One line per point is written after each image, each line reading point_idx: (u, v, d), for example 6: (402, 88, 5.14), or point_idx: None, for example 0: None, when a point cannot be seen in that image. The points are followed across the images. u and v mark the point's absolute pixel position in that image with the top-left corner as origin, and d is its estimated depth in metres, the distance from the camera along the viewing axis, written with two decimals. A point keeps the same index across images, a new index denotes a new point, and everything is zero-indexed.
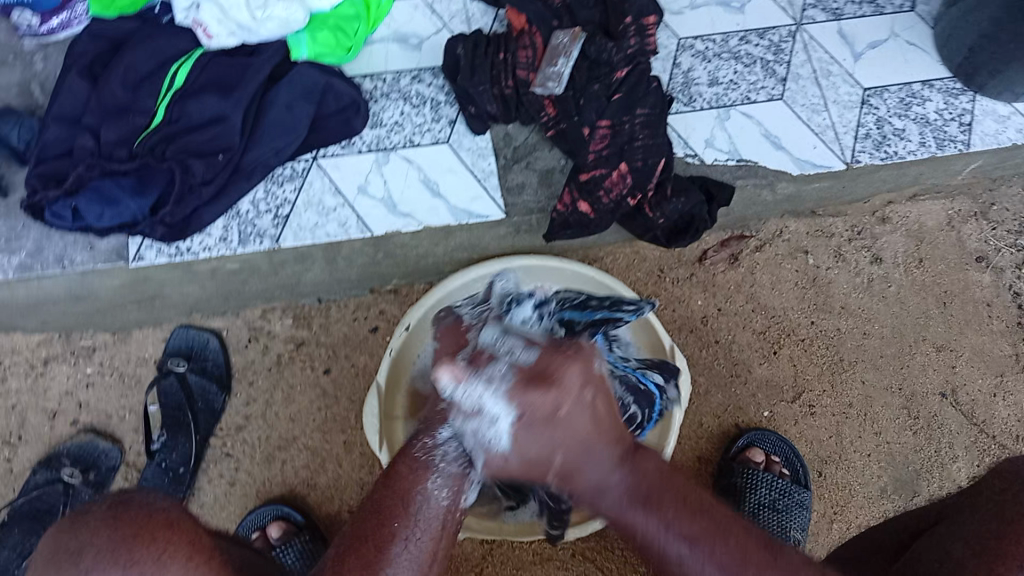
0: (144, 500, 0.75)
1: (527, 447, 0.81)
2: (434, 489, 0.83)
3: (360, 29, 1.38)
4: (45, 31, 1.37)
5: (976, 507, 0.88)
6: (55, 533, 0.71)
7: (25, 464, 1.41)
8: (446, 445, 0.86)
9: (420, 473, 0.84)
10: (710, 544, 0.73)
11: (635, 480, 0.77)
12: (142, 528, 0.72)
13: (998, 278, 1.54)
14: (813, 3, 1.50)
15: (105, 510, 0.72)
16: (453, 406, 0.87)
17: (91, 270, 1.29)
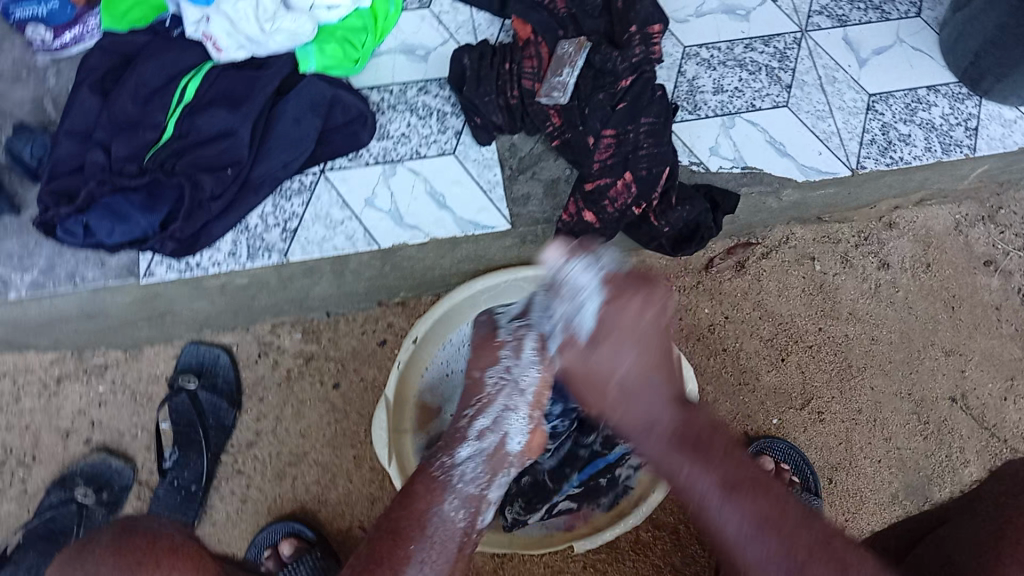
0: (148, 527, 0.83)
1: (585, 379, 0.92)
2: (449, 510, 0.90)
3: (366, 40, 1.39)
4: (58, 46, 1.39)
5: (979, 506, 0.87)
6: (68, 560, 0.79)
7: (39, 485, 1.41)
8: (464, 465, 0.94)
9: (436, 493, 0.91)
10: (747, 501, 0.78)
11: (681, 431, 0.86)
12: (145, 553, 0.79)
13: (1007, 281, 1.54)
14: (818, 10, 1.51)
15: (111, 535, 0.81)
16: (473, 427, 0.97)
17: (104, 287, 1.30)
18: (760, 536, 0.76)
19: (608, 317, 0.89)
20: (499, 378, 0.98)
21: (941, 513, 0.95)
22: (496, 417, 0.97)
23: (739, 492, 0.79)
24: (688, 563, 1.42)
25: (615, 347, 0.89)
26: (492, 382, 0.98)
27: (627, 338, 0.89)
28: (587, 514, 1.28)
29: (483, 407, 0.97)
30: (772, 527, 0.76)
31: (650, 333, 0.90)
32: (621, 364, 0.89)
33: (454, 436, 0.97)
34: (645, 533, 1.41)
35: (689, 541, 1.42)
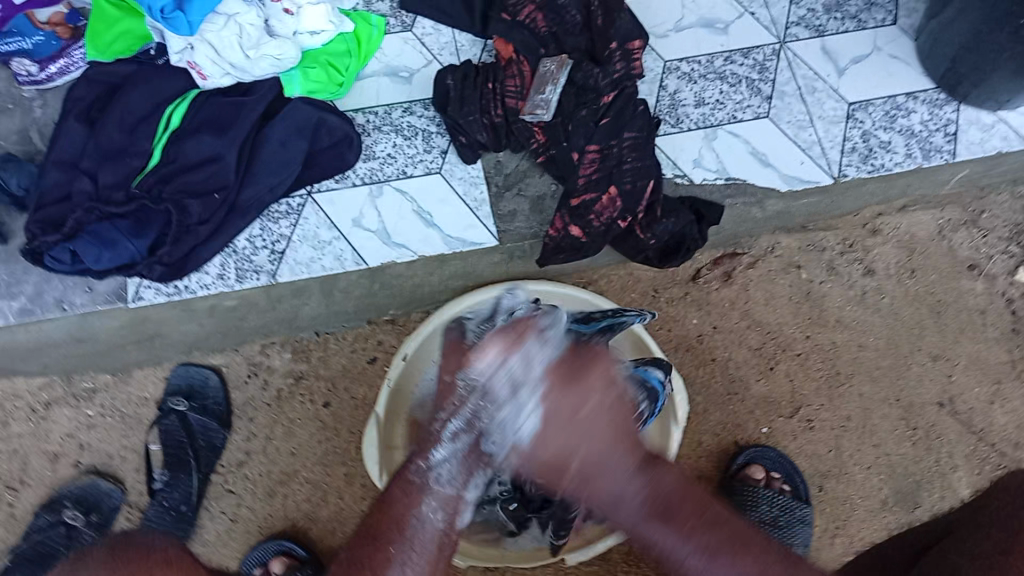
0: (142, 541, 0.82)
1: (544, 465, 0.89)
2: (428, 511, 0.90)
3: (350, 64, 1.40)
4: (44, 78, 1.38)
5: (984, 521, 0.90)
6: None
7: (28, 508, 1.42)
8: (439, 467, 0.93)
9: (414, 496, 0.91)
10: (731, 564, 0.83)
11: (650, 499, 0.87)
12: (137, 567, 0.78)
13: (991, 285, 1.55)
14: (795, 21, 1.51)
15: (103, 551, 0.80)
16: (447, 429, 0.95)
17: (92, 312, 1.31)
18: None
19: (552, 413, 0.88)
20: (471, 382, 0.95)
21: (950, 526, 0.98)
22: (470, 417, 0.94)
23: (726, 558, 0.83)
24: None
25: (569, 450, 0.87)
26: (464, 386, 0.95)
27: (583, 421, 0.87)
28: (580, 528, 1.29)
29: (459, 407, 0.95)
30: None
31: (604, 427, 0.87)
32: (572, 465, 0.87)
33: (430, 438, 0.95)
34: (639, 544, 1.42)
35: None
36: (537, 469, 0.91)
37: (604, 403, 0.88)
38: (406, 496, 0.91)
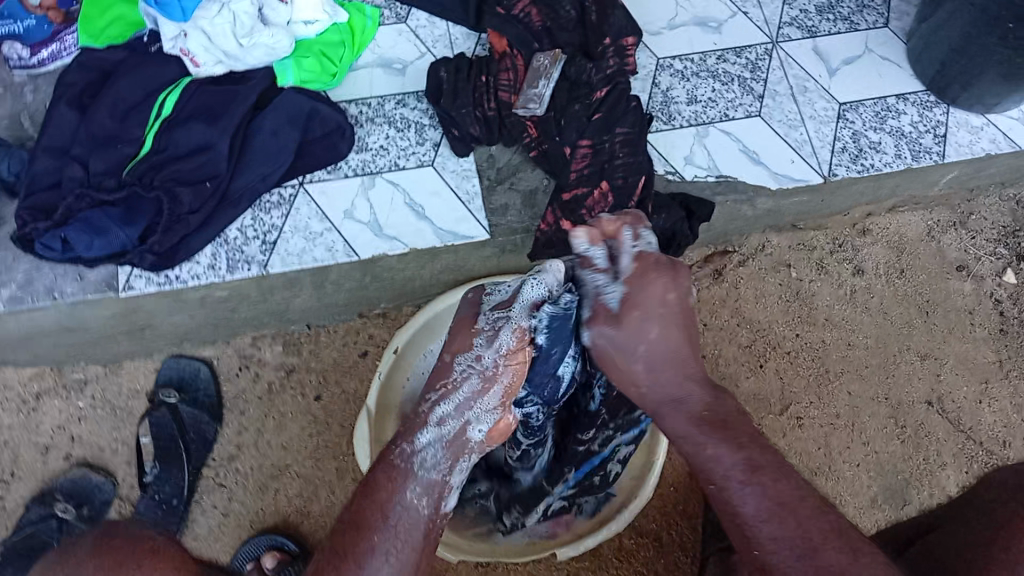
0: (127, 533, 0.81)
1: (618, 357, 0.95)
2: (413, 496, 0.90)
3: (344, 54, 1.42)
4: (35, 62, 1.40)
5: (970, 515, 0.90)
6: (49, 567, 0.76)
7: (19, 500, 1.39)
8: (424, 452, 0.95)
9: (395, 480, 0.91)
10: (771, 484, 0.79)
11: (704, 412, 0.88)
12: (125, 554, 0.77)
13: (979, 285, 1.56)
14: (788, 21, 1.55)
15: (90, 543, 0.79)
16: (435, 411, 0.98)
17: (82, 301, 1.30)
18: (777, 521, 0.76)
19: (631, 296, 0.96)
20: (467, 366, 0.99)
21: (935, 520, 0.98)
22: (459, 403, 0.98)
23: (758, 479, 0.80)
24: (671, 570, 1.42)
25: (632, 338, 0.94)
26: (459, 368, 0.99)
27: (653, 316, 0.94)
28: (569, 522, 1.28)
29: (448, 391, 0.99)
30: (790, 516, 0.76)
31: (670, 338, 0.94)
32: (638, 354, 0.94)
33: (416, 420, 0.98)
34: (628, 539, 1.42)
35: (672, 548, 1.43)
36: (610, 365, 0.97)
37: (674, 292, 0.96)
38: (393, 483, 0.90)
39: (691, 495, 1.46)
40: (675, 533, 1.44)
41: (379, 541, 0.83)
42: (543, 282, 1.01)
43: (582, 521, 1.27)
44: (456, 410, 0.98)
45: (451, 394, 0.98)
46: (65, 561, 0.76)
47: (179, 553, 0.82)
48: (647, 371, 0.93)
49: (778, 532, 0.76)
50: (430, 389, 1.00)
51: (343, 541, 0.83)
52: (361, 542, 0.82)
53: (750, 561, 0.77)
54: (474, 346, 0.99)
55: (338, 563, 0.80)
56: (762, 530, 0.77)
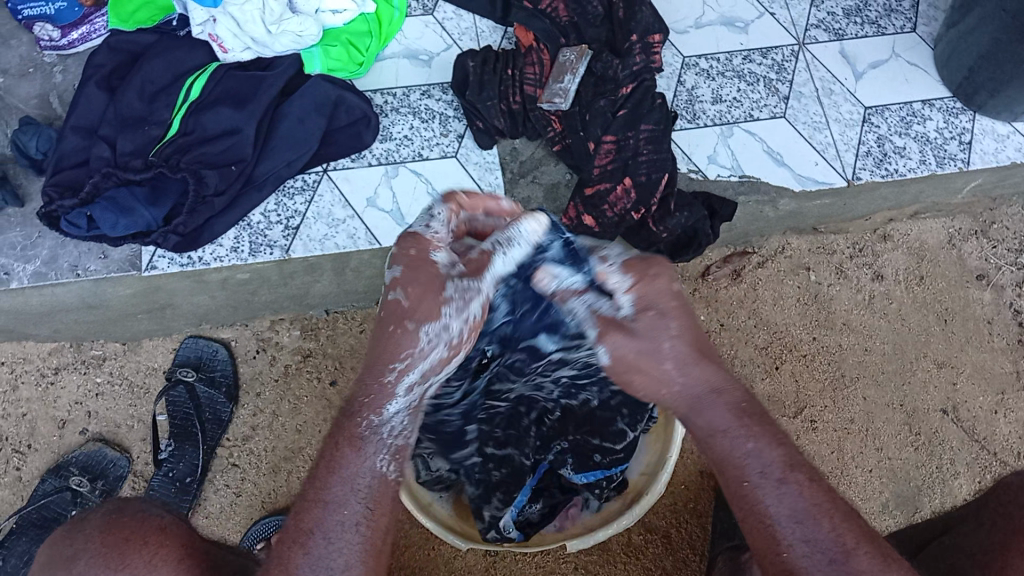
0: (140, 508, 0.83)
1: (641, 365, 0.79)
2: (379, 463, 0.78)
3: (371, 44, 1.42)
4: (65, 44, 1.41)
5: (985, 521, 0.91)
6: (63, 538, 0.80)
7: (34, 472, 1.41)
8: (392, 422, 0.80)
9: (361, 452, 0.77)
10: (801, 490, 0.73)
11: (743, 404, 0.78)
12: (132, 532, 0.79)
13: (998, 295, 1.53)
14: (816, 23, 1.54)
15: (101, 517, 0.81)
16: (401, 382, 0.80)
17: (105, 278, 1.38)
18: (811, 523, 0.71)
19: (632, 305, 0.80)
20: (435, 336, 0.81)
21: (949, 523, 1.00)
22: (424, 371, 0.82)
23: (795, 479, 0.73)
24: (680, 567, 1.42)
25: (660, 343, 0.79)
26: (425, 339, 0.80)
27: (669, 312, 0.80)
28: (575, 515, 1.24)
29: (416, 361, 0.80)
30: (824, 519, 0.71)
31: (690, 331, 0.80)
32: (666, 356, 0.78)
33: (375, 384, 0.80)
34: (638, 536, 1.42)
35: (681, 546, 1.43)
36: (635, 379, 0.81)
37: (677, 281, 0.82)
38: (358, 456, 0.77)
39: (702, 493, 1.46)
40: (685, 531, 1.44)
41: (348, 514, 0.74)
42: (516, 256, 0.88)
43: (587, 517, 1.23)
44: (420, 379, 0.82)
45: (415, 362, 0.81)
46: (76, 535, 0.80)
47: (187, 533, 0.84)
48: (677, 373, 0.79)
49: (811, 535, 0.70)
50: (390, 355, 0.80)
51: (303, 519, 0.74)
52: (320, 516, 0.74)
53: (774, 565, 0.71)
54: (445, 319, 0.81)
55: (304, 541, 0.73)
56: (791, 531, 0.71)
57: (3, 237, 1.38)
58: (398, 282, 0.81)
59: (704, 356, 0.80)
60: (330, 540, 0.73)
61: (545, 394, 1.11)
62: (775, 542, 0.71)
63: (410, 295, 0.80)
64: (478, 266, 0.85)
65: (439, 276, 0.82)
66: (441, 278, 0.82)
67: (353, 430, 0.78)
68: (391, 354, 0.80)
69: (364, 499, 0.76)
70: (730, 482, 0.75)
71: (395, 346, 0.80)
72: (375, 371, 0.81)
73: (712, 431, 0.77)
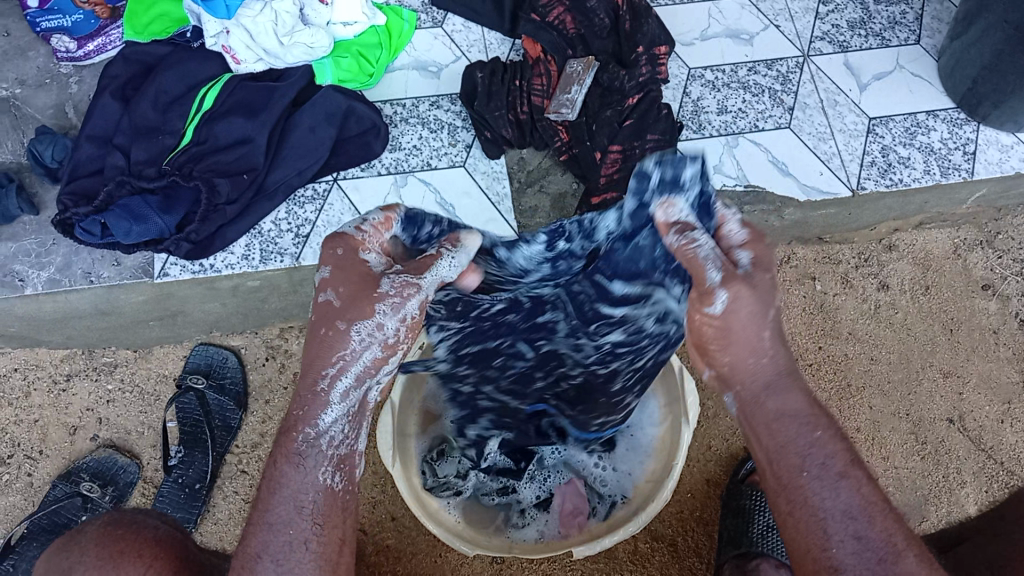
0: (135, 520, 0.88)
1: (747, 327, 0.75)
2: (322, 472, 0.78)
3: (381, 56, 1.45)
4: (82, 55, 1.44)
5: (1002, 531, 0.94)
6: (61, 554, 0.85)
7: (45, 478, 1.43)
8: (329, 432, 0.79)
9: (300, 468, 0.77)
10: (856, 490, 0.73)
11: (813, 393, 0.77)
12: (126, 545, 0.83)
13: (1004, 305, 1.54)
14: (820, 36, 1.55)
15: (97, 530, 0.86)
16: (335, 388, 0.78)
17: (117, 286, 1.35)
18: (864, 519, 0.72)
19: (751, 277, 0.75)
20: (365, 338, 0.77)
21: (964, 533, 1.03)
22: (358, 375, 0.78)
23: (853, 475, 0.74)
24: None
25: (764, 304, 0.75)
26: (356, 339, 0.77)
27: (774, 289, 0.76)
28: (581, 523, 1.25)
29: (348, 366, 0.77)
30: (878, 517, 0.72)
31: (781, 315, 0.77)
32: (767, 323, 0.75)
33: (308, 394, 0.78)
34: (643, 544, 1.43)
35: (687, 554, 1.43)
36: (728, 340, 0.75)
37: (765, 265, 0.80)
38: (297, 474, 0.76)
39: (708, 503, 1.46)
40: (691, 539, 1.44)
41: (295, 533, 0.74)
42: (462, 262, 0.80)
43: (595, 523, 1.24)
44: (354, 384, 0.79)
45: (348, 363, 0.77)
46: (72, 551, 0.84)
47: (180, 542, 0.88)
48: (768, 345, 0.76)
49: (863, 532, 0.71)
50: (322, 362, 0.77)
51: (251, 543, 0.75)
52: (265, 540, 0.74)
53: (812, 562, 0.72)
54: (378, 318, 0.77)
55: (252, 567, 0.74)
56: (842, 528, 0.71)
57: (19, 245, 1.36)
58: (328, 282, 0.77)
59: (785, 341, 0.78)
60: (278, 564, 0.74)
61: (579, 352, 1.02)
62: (822, 538, 0.72)
63: (341, 295, 0.76)
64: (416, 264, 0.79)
65: (373, 275, 0.78)
66: (375, 275, 0.78)
67: (288, 447, 0.77)
68: (324, 361, 0.77)
69: (305, 516, 0.76)
70: (784, 472, 0.74)
71: (325, 352, 0.77)
72: (307, 380, 0.78)
73: (780, 415, 0.75)
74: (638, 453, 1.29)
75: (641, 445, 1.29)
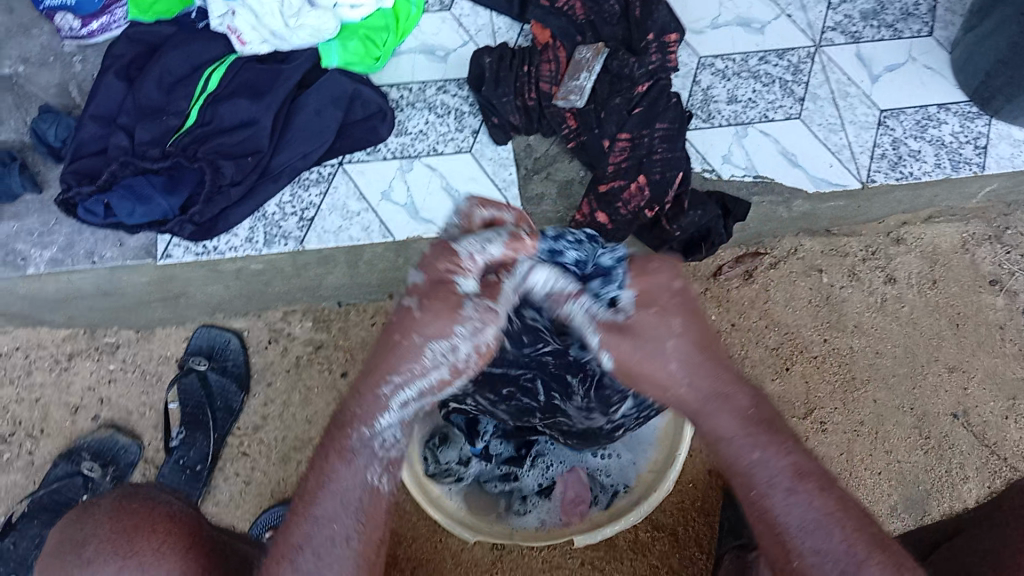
0: (150, 494, 0.87)
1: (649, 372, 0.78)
2: (372, 476, 0.79)
3: (388, 39, 1.42)
4: (86, 34, 1.42)
5: (998, 522, 0.93)
6: (72, 522, 0.84)
7: (46, 457, 1.42)
8: (383, 435, 0.80)
9: (351, 465, 0.78)
10: (825, 495, 0.71)
11: (751, 410, 0.76)
12: (142, 519, 0.83)
13: (1012, 301, 1.52)
14: (832, 26, 1.53)
15: (111, 503, 0.85)
16: (396, 396, 0.79)
17: (120, 266, 1.39)
18: (822, 532, 0.70)
19: (619, 321, 0.79)
20: (439, 354, 0.78)
21: (958, 524, 1.01)
22: (422, 388, 0.80)
23: (806, 488, 0.71)
24: (686, 566, 1.42)
25: (656, 338, 0.77)
26: (430, 355, 0.78)
27: (670, 311, 0.78)
28: (584, 512, 1.26)
29: (413, 377, 0.79)
30: (837, 529, 0.70)
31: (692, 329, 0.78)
32: (668, 356, 0.77)
33: (369, 395, 0.79)
34: (645, 533, 1.43)
35: (688, 544, 1.43)
36: (637, 380, 0.79)
37: (681, 279, 0.81)
38: (348, 471, 0.78)
39: (709, 494, 1.45)
40: (692, 529, 1.44)
41: (338, 529, 0.77)
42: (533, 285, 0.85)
43: (597, 512, 1.25)
44: (417, 393, 0.80)
45: (413, 376, 0.79)
46: (84, 522, 0.83)
47: (192, 520, 0.88)
48: (680, 372, 0.77)
49: (822, 546, 0.69)
50: (390, 368, 0.78)
51: (294, 534, 0.77)
52: (308, 532, 0.76)
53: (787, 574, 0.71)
54: (452, 339, 0.78)
55: (292, 556, 0.76)
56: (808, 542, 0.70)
57: (22, 224, 1.40)
58: (421, 293, 0.79)
59: (708, 356, 0.78)
60: (318, 557, 0.76)
61: (574, 399, 1.00)
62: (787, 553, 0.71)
63: (421, 307, 0.78)
64: (493, 289, 0.80)
65: (459, 296, 0.78)
66: (460, 296, 0.78)
67: (343, 444, 0.78)
68: (391, 367, 0.78)
69: (355, 512, 0.78)
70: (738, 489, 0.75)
71: (394, 360, 0.78)
72: (370, 381, 0.79)
73: (717, 438, 0.76)
74: (641, 443, 1.27)
75: (642, 436, 1.27)
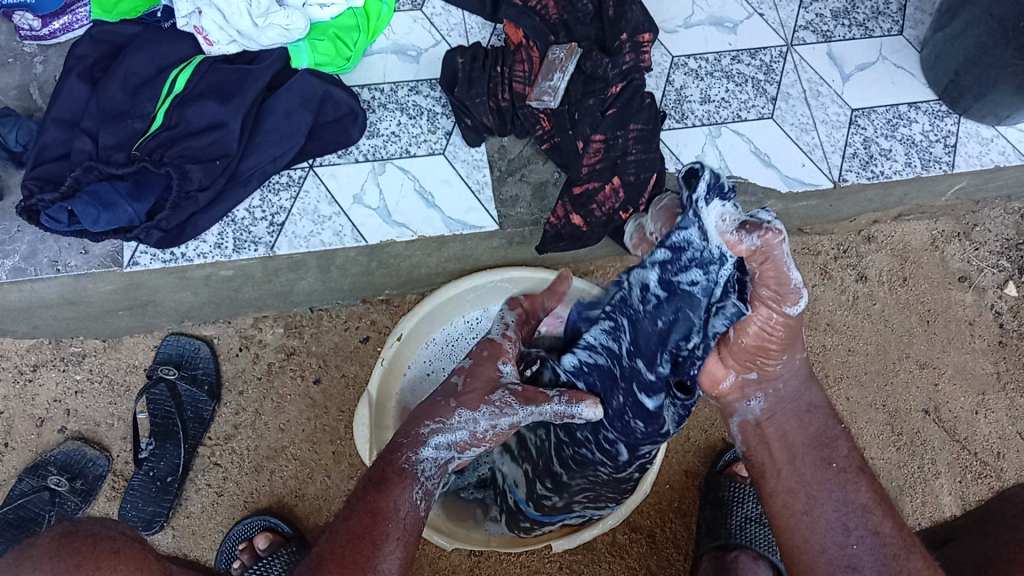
0: (93, 530, 0.83)
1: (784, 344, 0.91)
2: (415, 497, 0.89)
3: (359, 39, 1.40)
4: (46, 34, 1.39)
5: (986, 527, 0.96)
6: (6, 568, 0.77)
7: (12, 471, 1.41)
8: (425, 463, 0.91)
9: (405, 482, 0.88)
10: (864, 489, 0.90)
11: (822, 408, 0.96)
12: (85, 556, 0.79)
13: (981, 297, 1.54)
14: (804, 24, 1.53)
15: (50, 540, 0.80)
16: (439, 435, 0.91)
17: (86, 275, 1.30)
18: (858, 516, 0.88)
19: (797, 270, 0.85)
20: (468, 418, 0.92)
21: (951, 532, 1.05)
22: (454, 438, 0.92)
23: (856, 481, 0.91)
24: (664, 567, 1.42)
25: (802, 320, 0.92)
26: (460, 415, 0.92)
27: None
28: None
29: (446, 427, 0.92)
30: (876, 513, 0.89)
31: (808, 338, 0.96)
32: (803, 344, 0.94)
33: (411, 432, 0.92)
34: (622, 535, 1.42)
35: (665, 546, 1.43)
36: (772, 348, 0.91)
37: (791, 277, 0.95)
38: (399, 487, 0.88)
39: (686, 493, 1.46)
40: (669, 530, 1.44)
41: (394, 527, 0.85)
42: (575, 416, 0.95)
43: None
44: (449, 443, 0.92)
45: (445, 428, 0.92)
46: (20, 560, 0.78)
47: (141, 556, 0.84)
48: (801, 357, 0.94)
49: (871, 529, 0.87)
50: (428, 416, 0.92)
51: (369, 529, 0.83)
52: (386, 530, 0.83)
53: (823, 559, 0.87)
54: (478, 413, 0.92)
55: (367, 549, 0.81)
56: (861, 523, 0.88)
57: None
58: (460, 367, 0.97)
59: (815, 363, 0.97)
60: (378, 544, 0.82)
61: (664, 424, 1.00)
62: (842, 536, 0.87)
63: (465, 382, 0.95)
64: (527, 395, 0.94)
65: (497, 380, 0.96)
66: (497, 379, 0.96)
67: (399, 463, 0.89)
68: (431, 414, 0.92)
69: (403, 528, 0.86)
70: (810, 466, 0.92)
71: (433, 411, 0.92)
72: (414, 424, 0.92)
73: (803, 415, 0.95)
74: None
75: None
